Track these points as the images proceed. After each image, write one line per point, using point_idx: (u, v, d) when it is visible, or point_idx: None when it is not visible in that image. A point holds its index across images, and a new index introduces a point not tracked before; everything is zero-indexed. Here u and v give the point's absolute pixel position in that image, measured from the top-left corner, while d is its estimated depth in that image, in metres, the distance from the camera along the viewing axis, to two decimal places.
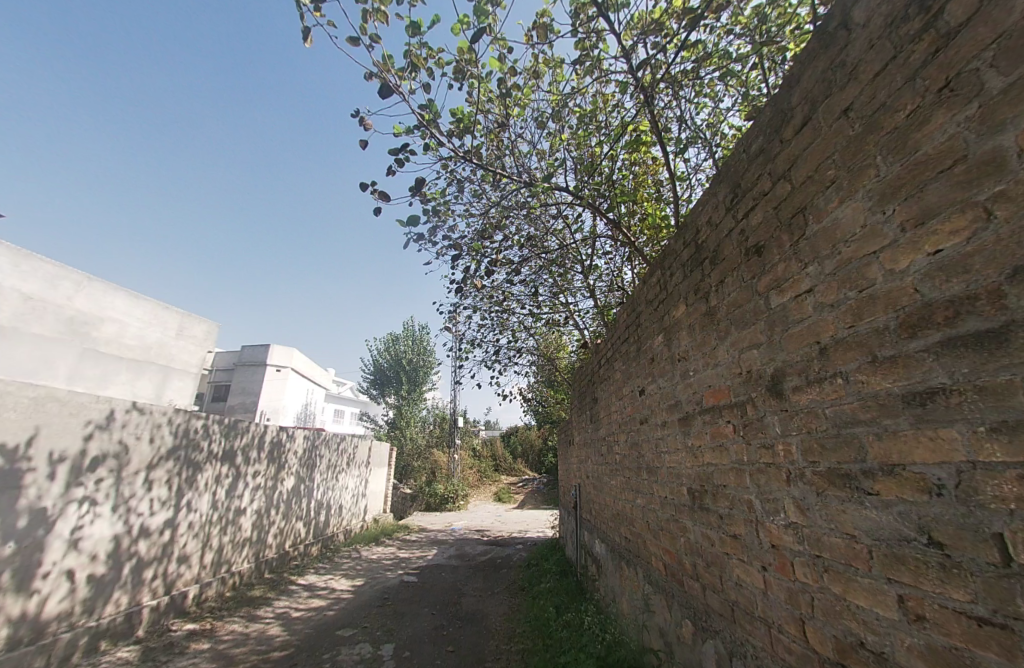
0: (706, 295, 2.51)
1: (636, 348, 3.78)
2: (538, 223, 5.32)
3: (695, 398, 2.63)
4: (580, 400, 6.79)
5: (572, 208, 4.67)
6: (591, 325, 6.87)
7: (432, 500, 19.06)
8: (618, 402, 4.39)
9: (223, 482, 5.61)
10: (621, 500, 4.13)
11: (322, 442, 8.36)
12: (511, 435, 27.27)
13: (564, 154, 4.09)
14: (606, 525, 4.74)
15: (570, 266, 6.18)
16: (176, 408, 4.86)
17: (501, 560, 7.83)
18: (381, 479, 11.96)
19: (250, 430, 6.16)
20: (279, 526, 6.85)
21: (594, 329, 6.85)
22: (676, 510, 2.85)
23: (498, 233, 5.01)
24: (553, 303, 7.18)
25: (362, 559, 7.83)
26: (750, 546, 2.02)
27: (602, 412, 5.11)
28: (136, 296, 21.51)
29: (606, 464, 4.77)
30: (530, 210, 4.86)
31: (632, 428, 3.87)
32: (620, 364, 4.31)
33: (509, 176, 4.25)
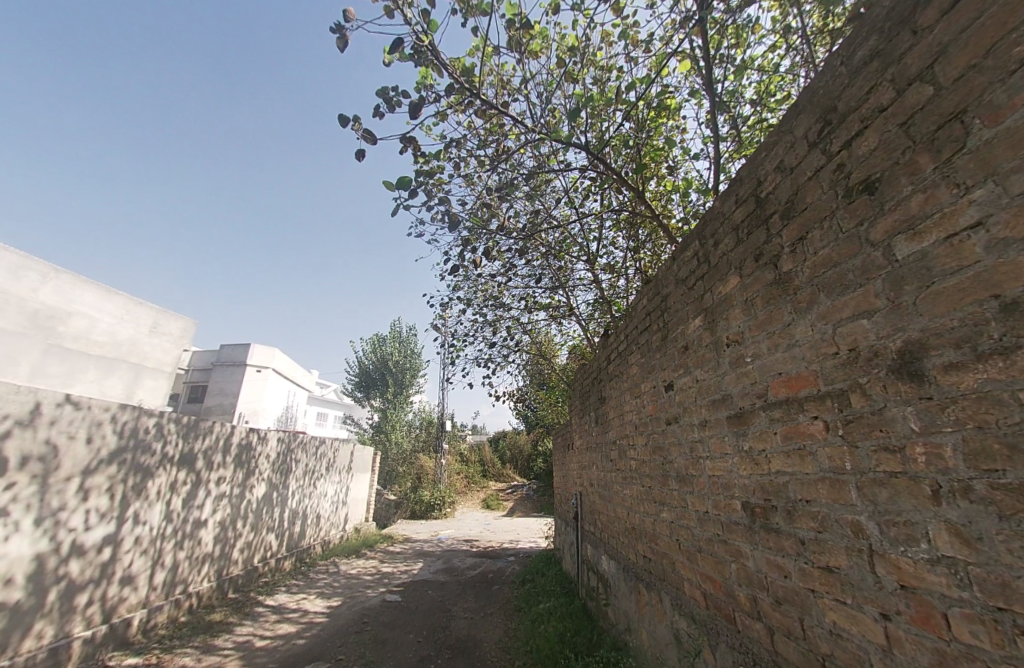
0: (774, 258, 1.99)
1: (659, 336, 3.25)
2: (542, 200, 4.76)
3: (753, 391, 2.11)
4: (580, 401, 6.23)
5: (584, 178, 4.11)
6: (593, 319, 6.35)
7: (418, 507, 18.24)
8: (632, 400, 3.85)
9: (180, 490, 4.90)
10: (637, 513, 3.58)
11: (298, 445, 7.65)
12: (500, 440, 26.59)
13: (588, 96, 3.50)
14: (615, 540, 4.18)
15: (573, 253, 5.65)
16: (122, 404, 4.17)
17: (492, 575, 7.19)
18: (363, 486, 11.20)
19: (215, 432, 5.45)
20: (246, 539, 6.13)
21: (598, 324, 6.33)
22: (722, 529, 2.30)
23: (498, 206, 4.43)
24: (554, 296, 6.63)
25: (339, 575, 7.12)
26: (860, 584, 1.51)
27: (609, 412, 4.57)
28: (108, 290, 20.42)
29: (615, 471, 4.22)
30: (534, 183, 4.33)
31: (652, 428, 3.33)
32: (635, 355, 3.78)
33: (522, 121, 3.66)
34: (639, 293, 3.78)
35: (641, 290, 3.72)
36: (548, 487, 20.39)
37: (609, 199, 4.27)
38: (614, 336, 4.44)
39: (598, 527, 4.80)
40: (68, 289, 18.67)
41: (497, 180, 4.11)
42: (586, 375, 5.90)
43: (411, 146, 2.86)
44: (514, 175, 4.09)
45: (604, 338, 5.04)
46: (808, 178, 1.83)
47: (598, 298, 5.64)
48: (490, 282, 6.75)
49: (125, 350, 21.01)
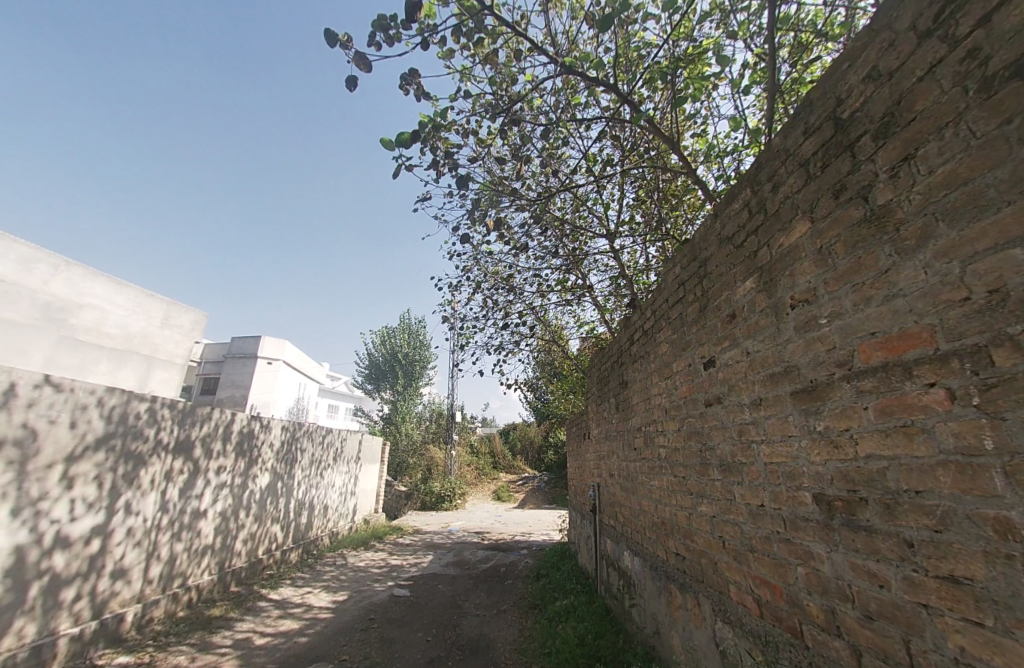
0: (863, 190, 1.58)
1: (695, 306, 2.85)
2: (560, 167, 4.37)
3: (831, 358, 1.71)
4: (597, 386, 5.84)
5: (607, 131, 3.68)
6: (611, 298, 5.94)
7: (428, 498, 18.09)
8: (660, 380, 3.47)
9: (176, 479, 4.64)
10: (666, 505, 3.22)
11: (304, 434, 7.36)
12: (511, 432, 26.35)
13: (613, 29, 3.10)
14: (639, 536, 3.83)
15: (591, 228, 5.24)
16: (109, 388, 3.90)
17: (505, 569, 6.87)
18: (372, 476, 10.97)
19: (214, 419, 5.18)
20: (250, 530, 5.89)
21: (616, 303, 5.92)
22: (785, 526, 1.92)
23: (512, 171, 4.04)
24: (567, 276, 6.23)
25: (347, 567, 6.88)
26: (1007, 603, 1.11)
27: (632, 397, 4.18)
28: (119, 282, 20.51)
29: (640, 459, 3.86)
30: (550, 146, 3.94)
31: (686, 411, 2.94)
32: (664, 331, 3.38)
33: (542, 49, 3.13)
34: (668, 261, 3.38)
35: (671, 257, 3.32)
36: (560, 479, 20.09)
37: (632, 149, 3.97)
38: (639, 312, 4.05)
39: (619, 520, 4.45)
40: (81, 281, 18.79)
41: (508, 140, 3.73)
42: (604, 358, 5.52)
43: (415, 85, 2.44)
44: (528, 136, 3.69)
45: (625, 317, 4.66)
46: (918, 79, 1.41)
47: (620, 275, 5.24)
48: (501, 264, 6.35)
49: (138, 342, 21.09)
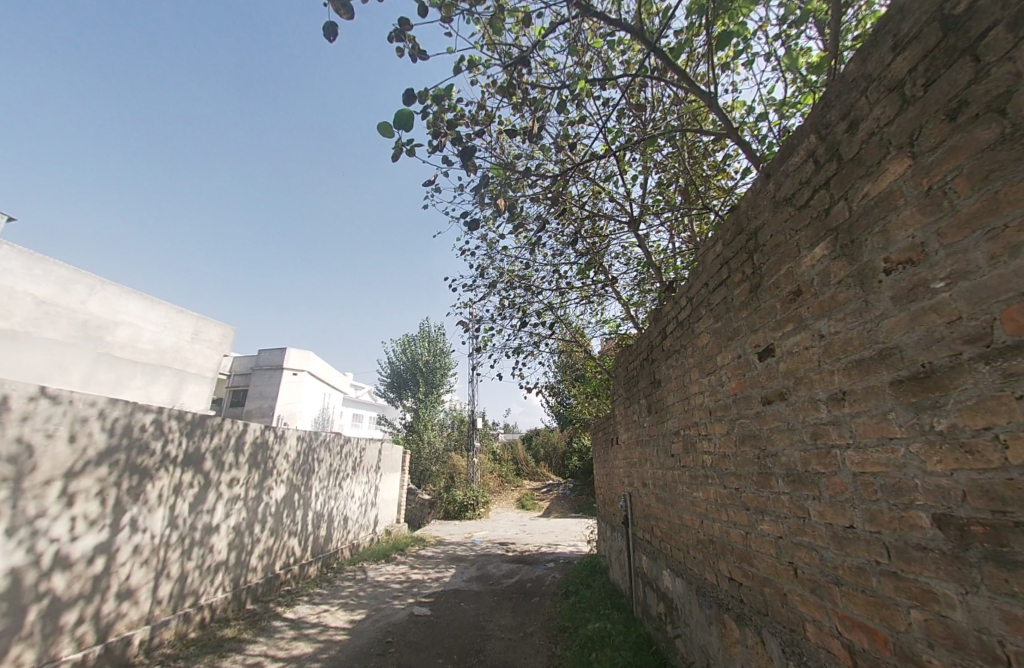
0: (989, 106, 1.18)
1: (744, 287, 2.43)
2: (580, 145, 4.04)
3: (955, 333, 1.26)
4: (624, 387, 5.40)
5: (631, 89, 3.31)
6: (636, 290, 5.54)
7: (451, 506, 17.79)
8: (700, 376, 3.04)
9: (186, 493, 4.44)
10: (714, 521, 2.77)
11: (322, 444, 7.11)
12: (534, 438, 25.86)
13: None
14: (681, 554, 3.37)
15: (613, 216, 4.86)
16: (110, 399, 3.72)
17: (531, 585, 6.43)
18: (393, 486, 10.70)
19: (226, 429, 4.98)
20: (266, 545, 5.66)
21: (642, 296, 5.51)
22: (888, 554, 1.48)
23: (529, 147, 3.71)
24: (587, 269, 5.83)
25: (367, 582, 6.59)
26: None
27: (666, 397, 3.75)
28: (151, 300, 21.24)
29: (678, 466, 3.42)
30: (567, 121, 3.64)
31: (736, 411, 2.50)
32: (704, 319, 2.96)
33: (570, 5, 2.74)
34: (706, 240, 2.97)
35: (709, 234, 2.91)
36: (586, 486, 19.46)
37: (657, 116, 3.72)
38: (671, 302, 3.63)
39: (656, 534, 4.01)
40: (116, 299, 19.44)
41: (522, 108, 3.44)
42: (631, 357, 5.09)
43: (409, 41, 2.20)
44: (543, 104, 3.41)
45: (655, 308, 4.24)
46: None
47: (646, 262, 4.86)
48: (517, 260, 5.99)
49: (169, 357, 21.67)
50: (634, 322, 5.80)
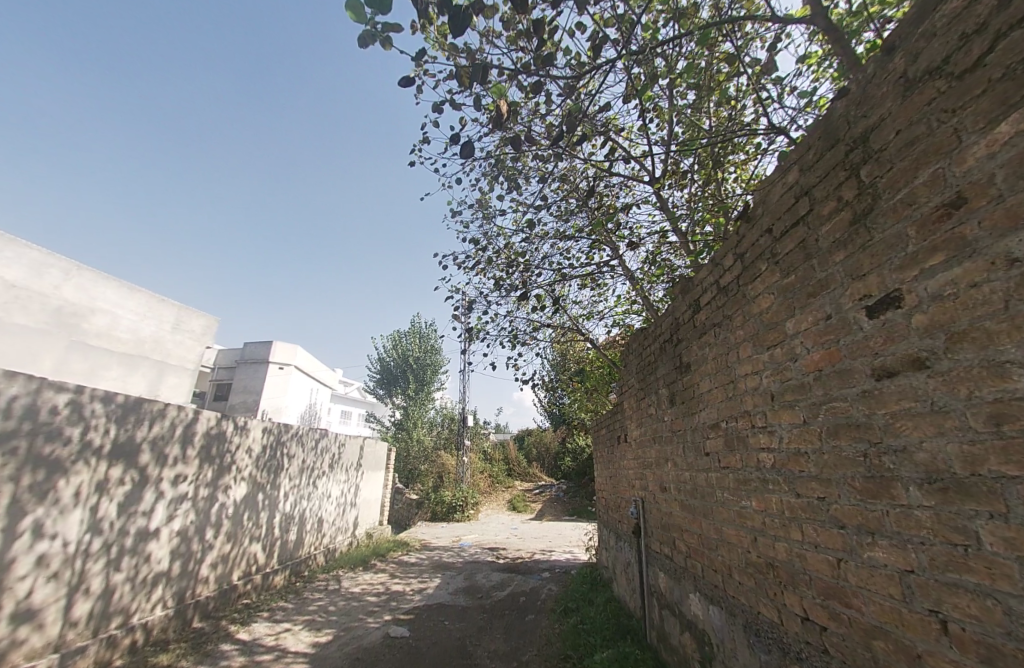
0: None
1: (841, 219, 1.78)
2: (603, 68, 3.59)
3: None
4: (634, 376, 4.73)
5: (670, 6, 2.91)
6: (661, 253, 5.14)
7: (439, 508, 16.98)
8: (751, 352, 2.39)
9: (114, 492, 3.65)
10: (779, 539, 2.12)
11: (293, 438, 6.31)
12: (526, 437, 25.18)
13: None
14: (720, 579, 2.69)
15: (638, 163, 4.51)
16: (7, 373, 2.95)
17: (525, 599, 5.69)
18: (375, 485, 9.91)
19: (170, 417, 4.19)
20: (221, 552, 4.87)
21: (667, 261, 5.08)
22: None
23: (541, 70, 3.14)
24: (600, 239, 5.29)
25: (340, 593, 5.82)
26: None
27: (695, 383, 3.09)
28: (130, 288, 20.18)
29: (715, 468, 2.76)
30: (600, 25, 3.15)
31: (826, 391, 1.83)
32: (761, 278, 2.30)
33: None
34: (765, 178, 2.35)
35: (772, 169, 2.29)
36: (580, 487, 18.80)
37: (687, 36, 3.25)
38: (706, 266, 2.99)
39: (678, 549, 3.35)
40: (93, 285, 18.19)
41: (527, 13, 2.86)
42: (644, 341, 4.42)
43: None
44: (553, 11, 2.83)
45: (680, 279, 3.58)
46: None
47: (674, 214, 4.50)
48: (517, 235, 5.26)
49: (148, 347, 20.45)
50: (648, 304, 5.17)
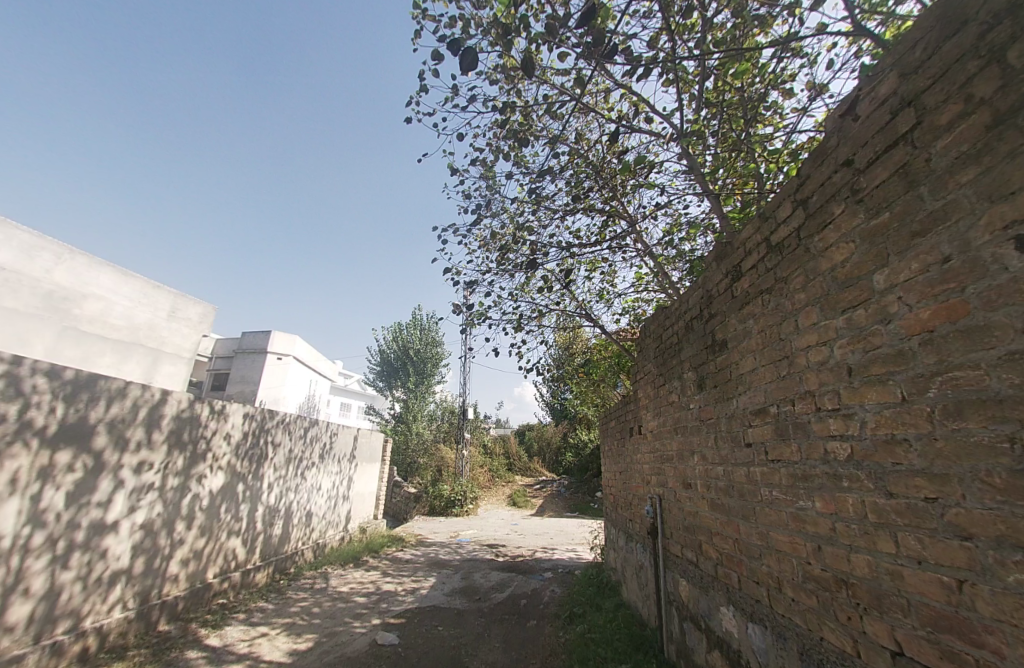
0: None
1: (969, 125, 1.30)
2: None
3: None
4: (651, 362, 4.29)
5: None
6: (683, 229, 4.71)
7: (437, 502, 16.58)
8: (817, 318, 1.94)
9: (61, 479, 3.21)
10: (858, 551, 1.67)
11: (279, 425, 5.86)
12: (527, 433, 24.79)
13: None
14: (765, 593, 2.25)
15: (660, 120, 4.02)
16: None
17: (526, 603, 5.26)
18: (370, 478, 9.50)
19: (132, 397, 3.75)
20: (194, 548, 4.45)
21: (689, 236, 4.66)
22: None
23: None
24: (615, 213, 4.83)
25: (327, 593, 5.39)
26: None
27: (733, 362, 2.64)
28: (126, 274, 19.79)
29: (760, 461, 2.32)
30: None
31: (939, 358, 1.37)
32: (832, 223, 1.85)
33: None
34: (843, 101, 1.88)
35: (856, 84, 1.82)
36: (582, 484, 18.40)
37: None
38: (751, 222, 2.54)
39: (705, 554, 2.92)
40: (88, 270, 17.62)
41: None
42: (664, 322, 3.97)
43: None
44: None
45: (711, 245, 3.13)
46: None
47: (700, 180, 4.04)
48: (524, 206, 4.80)
49: (143, 335, 19.92)
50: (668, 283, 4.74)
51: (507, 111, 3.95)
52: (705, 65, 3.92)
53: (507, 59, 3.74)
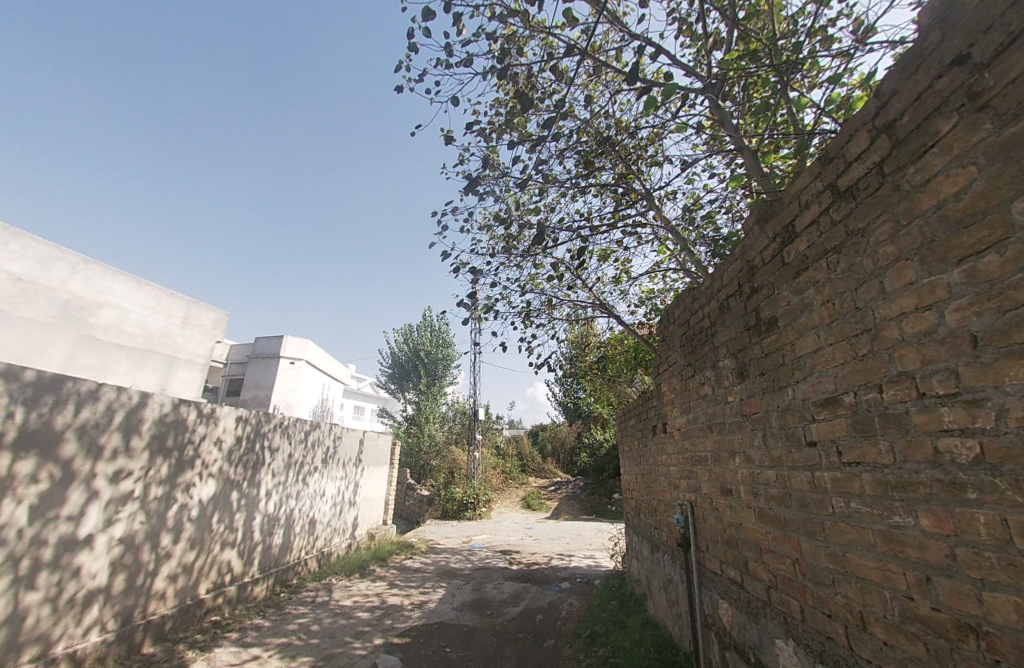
0: None
1: None
2: None
3: None
4: (675, 352, 3.82)
5: None
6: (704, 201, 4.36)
7: (450, 505, 16.17)
8: (917, 274, 1.48)
9: (23, 491, 2.91)
10: (994, 590, 1.20)
11: (276, 429, 5.53)
12: (541, 433, 24.30)
13: None
14: (841, 631, 1.78)
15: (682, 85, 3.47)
16: None
17: (542, 618, 4.82)
18: (378, 482, 9.16)
19: (105, 400, 3.44)
20: (183, 562, 4.13)
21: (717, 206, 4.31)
22: None
23: None
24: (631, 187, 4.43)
25: (328, 607, 5.02)
26: None
27: (786, 343, 2.19)
28: (140, 281, 19.94)
29: (830, 464, 1.86)
30: None
31: None
32: (935, 146, 1.43)
33: None
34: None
35: None
36: (598, 485, 17.84)
37: None
38: (806, 172, 2.10)
39: (754, 575, 2.46)
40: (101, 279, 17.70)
41: None
42: (691, 306, 3.51)
43: None
44: None
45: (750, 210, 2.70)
46: None
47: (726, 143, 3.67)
48: (530, 184, 4.41)
49: (156, 342, 19.94)
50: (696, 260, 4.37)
51: (505, 74, 3.58)
52: (733, 17, 3.49)
53: (504, 13, 3.37)
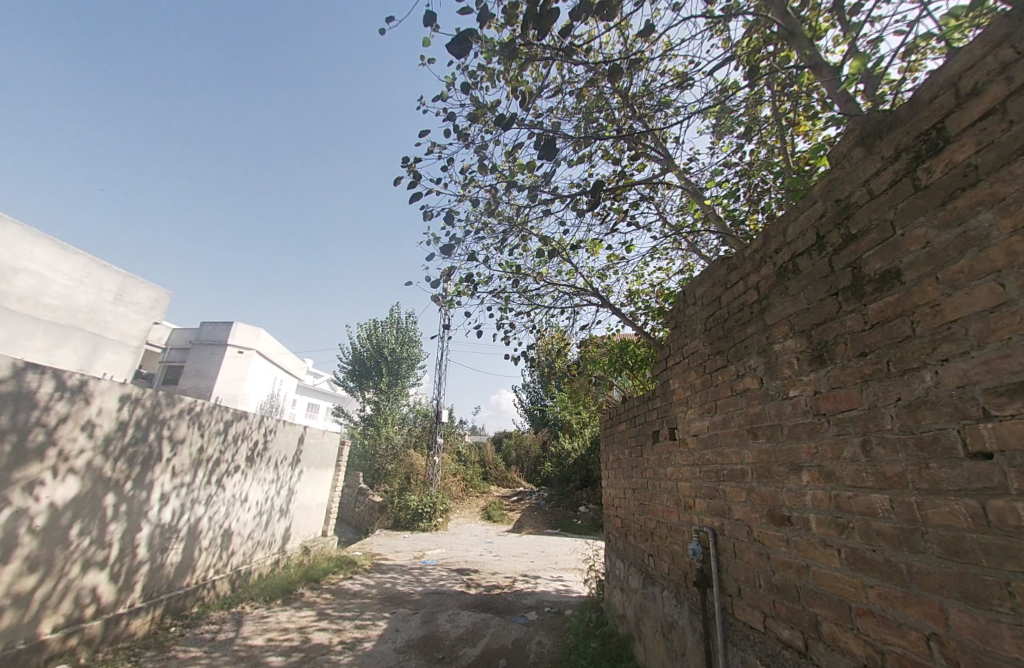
0: None
1: None
2: None
3: None
4: (693, 339, 3.06)
5: None
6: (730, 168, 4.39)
7: (403, 514, 14.85)
8: None
9: None
10: None
11: (184, 418, 4.36)
12: (504, 440, 23.36)
13: None
14: None
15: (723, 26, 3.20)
16: None
17: (506, 664, 3.89)
18: (319, 487, 7.95)
19: None
20: (13, 592, 2.93)
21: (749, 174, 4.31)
22: None
23: None
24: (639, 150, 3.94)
25: (232, 648, 3.89)
26: None
27: (922, 304, 1.48)
28: (68, 250, 17.54)
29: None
30: None
31: None
32: None
33: None
34: None
35: None
36: (562, 497, 17.07)
37: None
38: (969, 43, 1.43)
39: (837, 646, 1.72)
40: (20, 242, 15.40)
41: None
42: (723, 281, 2.75)
43: None
44: None
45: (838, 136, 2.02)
46: None
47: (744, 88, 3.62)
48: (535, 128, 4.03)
49: (82, 319, 17.51)
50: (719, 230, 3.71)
51: None
52: None
53: None
